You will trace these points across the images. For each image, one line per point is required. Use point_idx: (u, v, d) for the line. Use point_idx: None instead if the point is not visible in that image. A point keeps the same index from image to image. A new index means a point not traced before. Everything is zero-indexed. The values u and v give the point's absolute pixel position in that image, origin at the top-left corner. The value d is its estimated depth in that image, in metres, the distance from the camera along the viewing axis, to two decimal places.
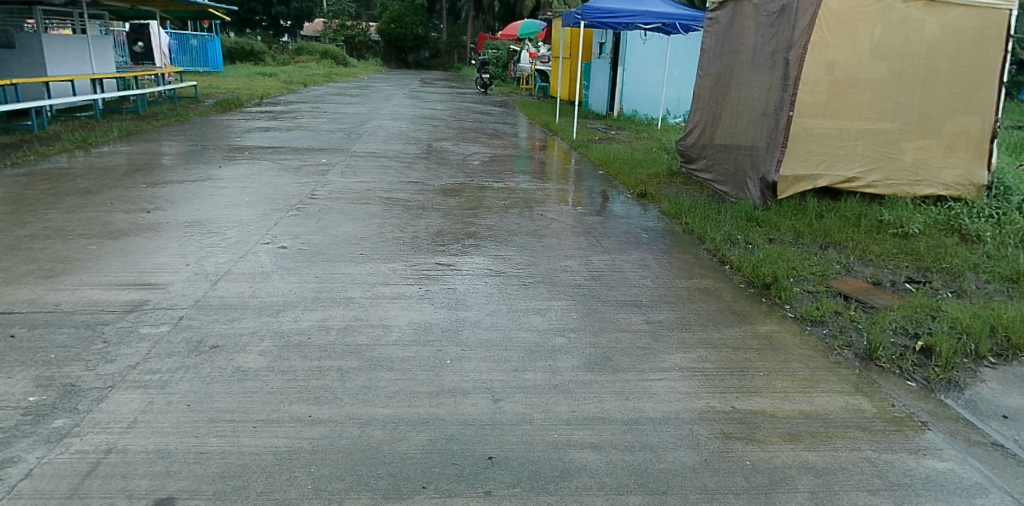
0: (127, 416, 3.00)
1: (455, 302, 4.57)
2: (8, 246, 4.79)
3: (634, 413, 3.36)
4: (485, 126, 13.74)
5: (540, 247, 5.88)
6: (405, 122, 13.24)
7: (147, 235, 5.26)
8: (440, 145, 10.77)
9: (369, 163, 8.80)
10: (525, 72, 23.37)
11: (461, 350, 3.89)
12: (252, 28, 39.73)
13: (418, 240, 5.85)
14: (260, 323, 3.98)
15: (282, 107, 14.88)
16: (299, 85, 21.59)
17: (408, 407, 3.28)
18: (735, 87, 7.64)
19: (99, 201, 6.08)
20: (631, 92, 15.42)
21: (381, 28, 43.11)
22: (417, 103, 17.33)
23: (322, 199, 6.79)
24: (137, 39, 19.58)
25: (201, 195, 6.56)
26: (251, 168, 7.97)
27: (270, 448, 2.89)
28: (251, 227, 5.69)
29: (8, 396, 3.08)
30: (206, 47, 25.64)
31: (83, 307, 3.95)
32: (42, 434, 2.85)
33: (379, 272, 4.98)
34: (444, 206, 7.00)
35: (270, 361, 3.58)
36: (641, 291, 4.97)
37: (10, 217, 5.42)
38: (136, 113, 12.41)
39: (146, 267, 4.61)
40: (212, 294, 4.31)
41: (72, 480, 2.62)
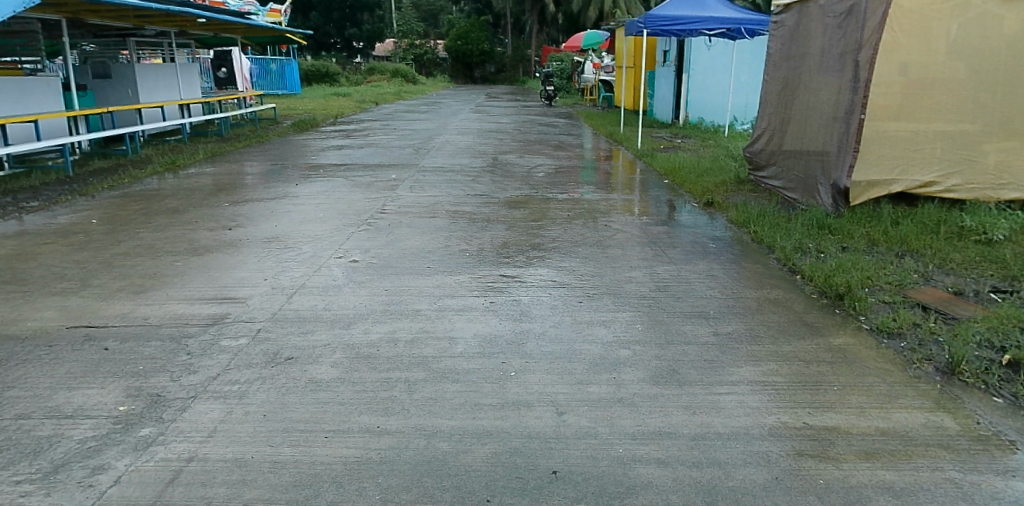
0: (207, 426, 3.14)
1: (519, 313, 4.61)
2: (103, 263, 5.10)
3: (702, 428, 3.30)
4: (550, 137, 13.77)
5: (605, 258, 5.86)
6: (472, 136, 13.43)
7: (228, 251, 5.50)
8: (505, 158, 10.88)
9: (436, 177, 8.96)
10: (590, 83, 23.43)
11: (525, 362, 3.92)
12: (327, 51, 41.14)
13: (483, 252, 5.92)
14: (331, 336, 4.11)
15: (354, 126, 15.34)
16: (372, 103, 22.20)
17: (473, 419, 3.33)
18: (803, 91, 7.41)
19: (184, 219, 6.39)
20: (695, 99, 15.33)
21: (447, 45, 43.95)
22: (484, 117, 17.56)
23: (391, 214, 6.95)
24: (220, 65, 20.59)
25: (279, 212, 6.83)
26: (325, 185, 8.24)
27: (340, 459, 2.98)
28: (325, 242, 5.89)
29: (101, 405, 3.25)
30: (285, 70, 26.58)
31: (169, 321, 4.16)
32: (130, 442, 2.99)
33: (445, 285, 5.06)
34: (509, 219, 7.06)
35: (342, 372, 3.69)
36: (708, 302, 4.88)
37: (106, 236, 5.76)
38: (219, 136, 13.02)
39: (227, 282, 4.82)
40: (288, 307, 4.48)
41: (157, 487, 2.73)
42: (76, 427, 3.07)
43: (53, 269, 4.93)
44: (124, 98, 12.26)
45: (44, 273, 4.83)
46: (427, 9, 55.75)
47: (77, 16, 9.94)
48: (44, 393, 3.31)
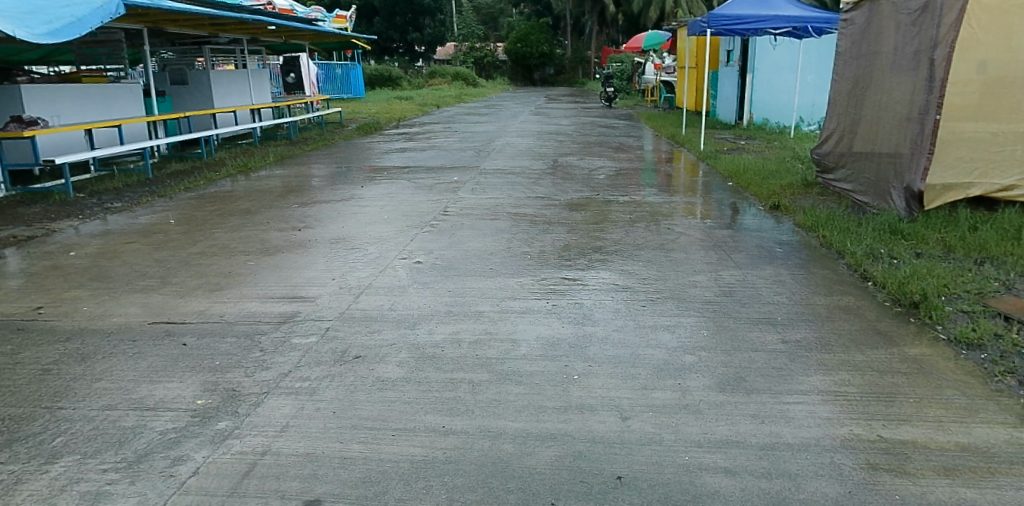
0: (280, 421, 3.23)
1: (582, 316, 4.59)
2: (182, 262, 5.31)
3: (770, 438, 3.21)
4: (610, 139, 13.67)
5: (668, 261, 5.78)
6: (532, 138, 13.44)
7: (297, 252, 5.65)
8: (565, 160, 10.85)
9: (497, 180, 8.99)
10: (650, 84, 23.15)
11: (588, 366, 3.89)
12: (390, 55, 41.85)
13: (545, 254, 5.92)
14: (397, 336, 4.17)
15: (416, 128, 15.57)
16: (433, 106, 22.43)
17: (537, 422, 3.32)
18: (874, 91, 7.16)
19: (257, 220, 6.61)
20: (760, 99, 14.94)
21: (507, 49, 44.14)
22: (544, 120, 17.56)
23: (454, 216, 7.01)
24: (289, 70, 21.23)
25: (345, 213, 6.97)
26: (390, 188, 8.38)
27: (406, 457, 3.01)
28: (390, 243, 6.00)
29: (181, 398, 3.38)
30: (350, 75, 27.10)
31: (244, 318, 4.30)
32: (208, 435, 3.10)
33: (508, 287, 5.08)
34: (570, 221, 7.03)
35: (407, 372, 3.74)
36: (776, 308, 4.75)
37: (184, 236, 6.00)
38: (288, 139, 13.43)
39: (297, 282, 4.95)
40: (355, 306, 4.57)
41: (232, 479, 2.81)
42: (158, 418, 3.20)
43: (136, 267, 5.16)
44: (199, 103, 12.76)
45: (127, 271, 5.05)
46: (487, 12, 56.07)
47: (157, 25, 10.37)
48: (128, 385, 3.46)
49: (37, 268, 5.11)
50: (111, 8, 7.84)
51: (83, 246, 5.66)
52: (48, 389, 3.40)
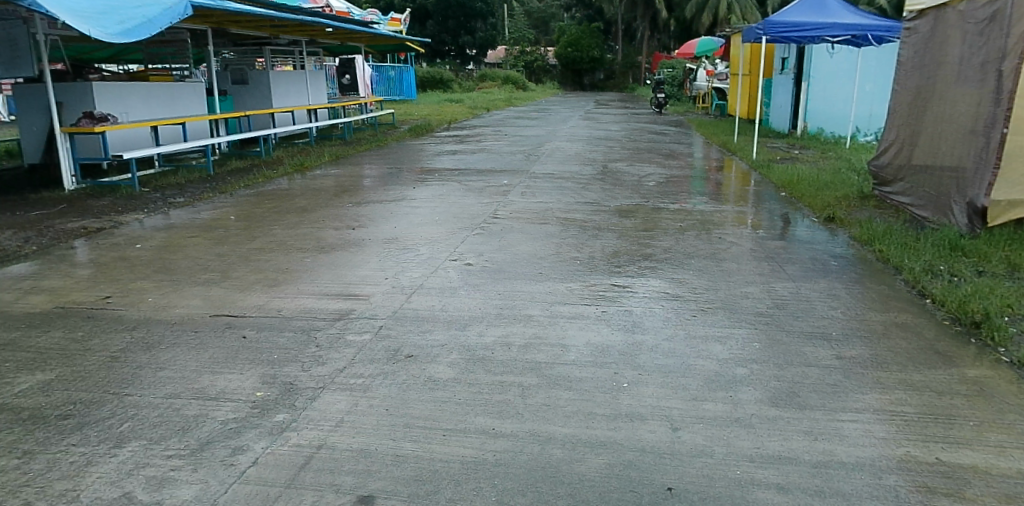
0: (335, 416, 3.30)
1: (632, 324, 4.56)
2: (242, 257, 5.46)
3: (824, 456, 3.14)
4: (660, 146, 13.55)
5: (719, 271, 5.71)
6: (581, 143, 13.42)
7: (351, 250, 5.76)
8: (615, 166, 10.78)
9: (547, 184, 9.00)
10: (701, 91, 22.89)
11: (638, 374, 3.87)
12: (441, 58, 42.26)
13: (594, 260, 5.90)
14: (448, 336, 4.21)
15: (467, 131, 15.69)
16: (483, 109, 22.57)
17: (586, 428, 3.32)
18: (938, 102, 6.93)
19: (312, 218, 6.75)
20: (815, 108, 14.65)
21: (557, 53, 44.13)
22: (593, 124, 17.51)
23: (503, 219, 7.05)
24: (344, 72, 21.65)
25: (398, 214, 7.07)
26: (440, 190, 8.47)
27: (458, 457, 3.04)
28: (441, 244, 6.05)
29: (241, 389, 3.47)
30: (402, 76, 27.51)
31: (300, 314, 4.40)
32: (267, 426, 3.18)
33: (557, 291, 5.08)
34: (620, 227, 6.99)
35: (458, 373, 3.78)
36: (830, 323, 4.64)
37: (244, 232, 6.16)
38: (343, 139, 13.72)
39: (351, 279, 5.05)
40: (407, 306, 4.63)
41: (290, 471, 2.88)
42: (219, 408, 3.29)
43: (198, 261, 5.32)
44: (258, 103, 13.11)
45: (189, 265, 5.22)
46: (538, 16, 56.18)
47: (220, 27, 10.68)
48: (191, 375, 3.58)
49: (106, 258, 5.32)
50: (180, 10, 8.08)
51: (148, 239, 5.87)
52: (116, 375, 3.54)
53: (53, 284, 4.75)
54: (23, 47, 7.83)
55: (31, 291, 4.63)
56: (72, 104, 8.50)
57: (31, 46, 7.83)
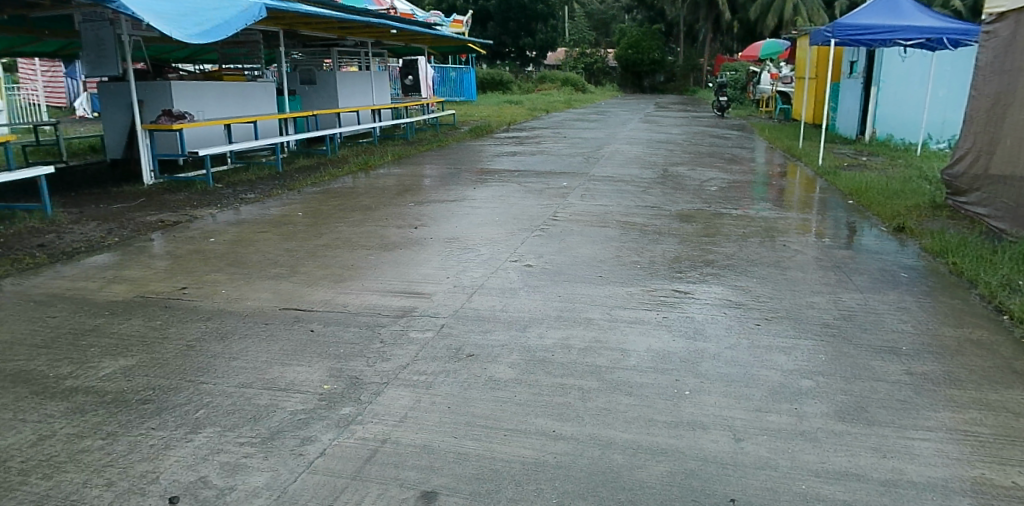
0: (398, 411, 3.36)
1: (693, 331, 4.49)
2: (309, 253, 5.60)
3: (893, 474, 3.03)
4: (722, 150, 13.30)
5: (783, 279, 5.58)
6: (641, 146, 13.29)
7: (413, 248, 5.84)
8: (676, 170, 10.64)
9: (607, 187, 8.94)
10: (765, 94, 22.39)
11: (700, 382, 3.81)
12: (501, 60, 42.49)
13: (655, 265, 5.84)
14: (509, 337, 4.24)
15: (527, 133, 15.72)
16: (542, 111, 22.58)
17: (647, 435, 3.29)
18: (1019, 109, 6.60)
19: (375, 216, 6.88)
20: (885, 113, 14.16)
21: (618, 55, 43.86)
22: (654, 127, 17.32)
23: (563, 221, 7.05)
24: (407, 73, 22.03)
25: (458, 214, 7.14)
26: (500, 190, 8.51)
27: (518, 458, 3.06)
28: (501, 245, 6.09)
29: (309, 381, 3.57)
30: (463, 78, 27.79)
31: (364, 310, 4.49)
32: (334, 418, 3.27)
33: (617, 295, 5.05)
34: (681, 233, 6.90)
35: (519, 374, 3.80)
36: (900, 336, 4.47)
37: (310, 228, 6.33)
38: (405, 139, 13.94)
39: (413, 278, 5.12)
40: (468, 306, 4.67)
41: (355, 463, 2.95)
42: (289, 399, 3.39)
43: (268, 255, 5.49)
44: (324, 102, 13.44)
45: (260, 259, 5.39)
46: (599, 18, 55.86)
47: (290, 28, 10.98)
48: (261, 366, 3.70)
49: (182, 251, 5.54)
50: (255, 11, 8.34)
51: (220, 233, 6.09)
52: (191, 364, 3.68)
53: (133, 274, 4.97)
54: (109, 47, 8.20)
55: (114, 280, 4.86)
56: (152, 102, 8.88)
57: (116, 47, 8.17)
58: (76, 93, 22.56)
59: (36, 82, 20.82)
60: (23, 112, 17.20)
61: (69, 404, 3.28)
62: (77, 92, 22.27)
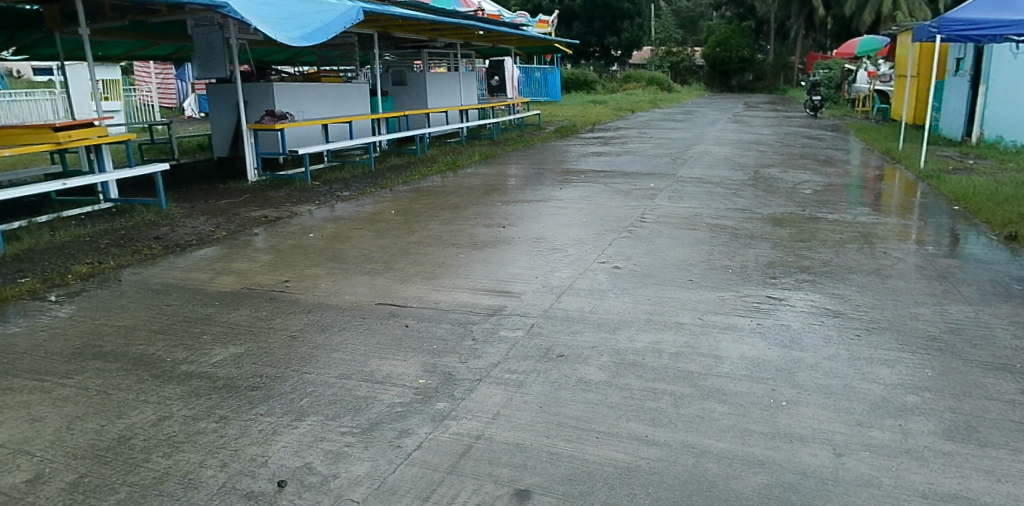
0: (491, 409, 3.40)
1: (789, 340, 4.34)
2: (402, 250, 5.75)
3: (1010, 500, 2.83)
4: (816, 151, 12.78)
5: (885, 288, 5.31)
6: (730, 147, 12.94)
7: (501, 248, 5.91)
8: (767, 172, 10.32)
9: (695, 188, 8.76)
10: (862, 93, 21.38)
11: (797, 393, 3.68)
12: (586, 59, 42.33)
13: (748, 269, 5.68)
14: (599, 339, 4.22)
15: (612, 133, 15.58)
16: (627, 111, 22.36)
17: (743, 445, 3.20)
18: None
19: (464, 215, 6.98)
20: (994, 114, 13.19)
21: (705, 53, 42.88)
22: (743, 128, 16.85)
23: (651, 223, 6.95)
24: (493, 73, 22.27)
25: (545, 214, 7.16)
26: (586, 191, 8.48)
27: (611, 461, 3.04)
28: (589, 246, 6.06)
29: (405, 375, 3.67)
30: (547, 78, 27.86)
31: (456, 307, 4.57)
32: (429, 412, 3.34)
33: (709, 300, 4.94)
34: (775, 237, 6.69)
35: (610, 376, 3.78)
36: (1015, 354, 4.18)
37: (402, 226, 6.49)
38: (491, 139, 14.07)
39: (503, 277, 5.18)
40: (557, 306, 4.68)
41: (451, 458, 3.01)
42: (386, 392, 3.50)
43: (363, 251, 5.67)
44: (414, 103, 13.76)
45: (356, 255, 5.57)
46: (687, 16, 54.87)
47: (385, 31, 11.28)
48: (360, 358, 3.82)
49: (283, 246, 5.79)
50: (353, 14, 8.65)
51: (318, 229, 6.33)
52: (295, 353, 3.85)
53: (240, 267, 5.24)
54: (218, 50, 8.63)
55: (223, 272, 5.14)
56: (256, 103, 9.32)
57: (225, 49, 8.60)
58: (185, 93, 23.98)
59: (150, 84, 22.28)
60: (138, 111, 18.41)
61: (185, 387, 3.49)
62: (187, 93, 23.67)
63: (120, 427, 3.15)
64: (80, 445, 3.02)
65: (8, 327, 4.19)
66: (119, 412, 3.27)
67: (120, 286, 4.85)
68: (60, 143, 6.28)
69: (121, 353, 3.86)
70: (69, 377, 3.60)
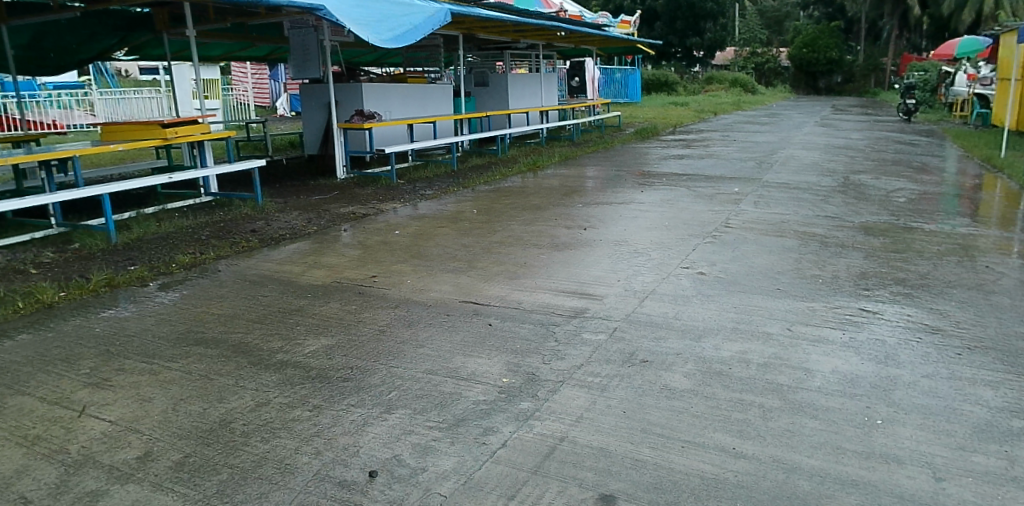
0: (575, 411, 3.40)
1: (884, 356, 4.15)
2: (484, 249, 5.81)
3: None
4: (910, 158, 12.17)
5: (988, 305, 5.00)
6: (819, 152, 12.48)
7: (582, 250, 5.89)
8: (858, 178, 9.90)
9: (782, 194, 8.50)
10: (961, 97, 20.18)
11: (894, 412, 3.51)
12: (667, 60, 41.73)
13: (839, 279, 5.47)
14: (684, 346, 4.14)
15: (694, 135, 15.28)
16: (710, 113, 21.91)
17: (836, 463, 3.07)
18: None
19: (545, 216, 6.99)
20: None
21: (791, 54, 41.50)
22: (832, 132, 16.21)
23: (736, 229, 6.78)
24: (574, 74, 22.24)
25: (627, 216, 7.09)
26: (668, 194, 8.36)
27: (697, 471, 2.97)
28: (672, 251, 5.97)
29: (489, 374, 3.71)
30: (628, 79, 27.61)
31: (539, 308, 4.59)
32: (513, 412, 3.37)
33: (798, 310, 4.78)
34: (867, 247, 6.41)
35: (696, 384, 3.71)
36: None
37: (485, 226, 6.56)
38: (571, 140, 14.03)
39: (585, 279, 5.16)
40: (640, 310, 4.63)
41: (536, 458, 3.02)
42: (471, 389, 3.55)
43: (447, 249, 5.77)
44: (495, 104, 13.88)
45: (440, 253, 5.67)
46: (773, 16, 53.32)
47: (469, 32, 11.43)
48: (445, 355, 3.89)
49: (370, 242, 5.95)
50: (441, 15, 8.86)
51: (403, 226, 6.48)
52: (383, 347, 3.96)
53: (329, 261, 5.42)
54: (313, 51, 8.95)
55: (314, 265, 5.33)
56: (346, 103, 9.61)
57: (319, 51, 8.92)
58: (278, 93, 24.99)
59: (246, 84, 23.34)
60: (235, 110, 19.33)
61: (280, 375, 3.64)
62: (279, 93, 24.64)
63: (221, 411, 3.31)
64: (186, 426, 3.19)
65: (120, 311, 4.48)
66: (221, 397, 3.43)
67: (219, 276, 5.10)
68: (167, 139, 6.67)
69: (222, 340, 4.06)
70: (174, 361, 3.81)
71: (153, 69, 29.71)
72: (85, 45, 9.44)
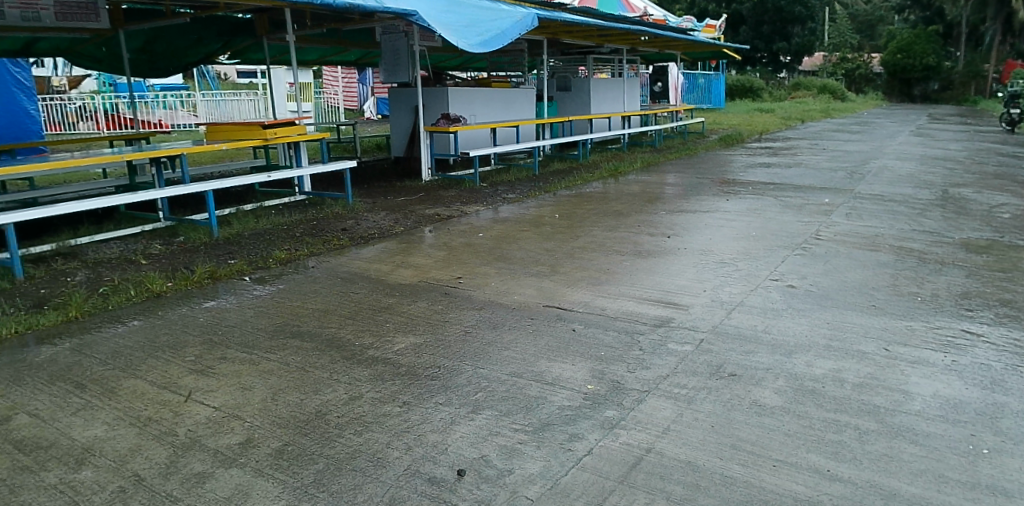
0: (661, 423, 3.36)
1: (991, 382, 3.91)
2: (567, 254, 5.82)
3: None
4: (1016, 171, 11.45)
5: None
6: (915, 163, 11.90)
7: (667, 258, 5.82)
8: (959, 191, 9.40)
9: (875, 206, 8.17)
10: None
11: (1002, 442, 3.30)
12: (752, 65, 40.72)
13: (939, 298, 5.20)
14: (774, 361, 4.04)
15: (780, 143, 14.84)
16: (797, 120, 21.22)
17: (938, 492, 2.92)
18: None
19: (628, 223, 6.94)
20: None
21: (884, 59, 39.78)
22: (929, 142, 15.43)
23: (827, 241, 6.55)
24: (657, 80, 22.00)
25: (712, 225, 6.97)
26: (754, 203, 8.17)
27: (789, 492, 2.89)
28: (761, 262, 5.83)
29: (574, 380, 3.72)
30: (712, 85, 27.10)
31: (624, 315, 4.57)
32: (599, 419, 3.37)
33: (895, 329, 4.58)
34: (970, 264, 6.08)
35: (787, 401, 3.61)
36: None
37: (567, 230, 6.57)
38: (653, 147, 13.85)
39: (670, 288, 5.10)
40: (727, 322, 4.55)
41: (622, 468, 3.01)
42: (556, 394, 3.57)
43: (530, 253, 5.81)
44: (577, 109, 13.87)
45: (523, 256, 5.72)
46: (865, 20, 51.28)
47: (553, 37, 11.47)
48: (530, 359, 3.92)
49: (454, 243, 6.06)
50: (529, 21, 8.83)
51: (487, 229, 6.56)
52: (469, 348, 4.02)
53: (416, 261, 5.55)
54: (403, 56, 9.19)
55: (402, 265, 5.47)
56: (432, 106, 9.82)
57: (408, 55, 9.15)
58: (365, 96, 25.79)
59: (335, 87, 24.19)
60: (324, 112, 20.05)
61: (371, 371, 3.75)
62: (366, 96, 25.40)
63: (317, 403, 3.44)
64: (284, 415, 3.34)
65: (222, 302, 4.72)
66: (316, 389, 3.57)
67: (312, 272, 5.30)
68: (267, 139, 6.98)
69: (316, 334, 4.22)
70: (272, 352, 3.99)
71: (249, 71, 31.16)
72: (192, 49, 9.98)
